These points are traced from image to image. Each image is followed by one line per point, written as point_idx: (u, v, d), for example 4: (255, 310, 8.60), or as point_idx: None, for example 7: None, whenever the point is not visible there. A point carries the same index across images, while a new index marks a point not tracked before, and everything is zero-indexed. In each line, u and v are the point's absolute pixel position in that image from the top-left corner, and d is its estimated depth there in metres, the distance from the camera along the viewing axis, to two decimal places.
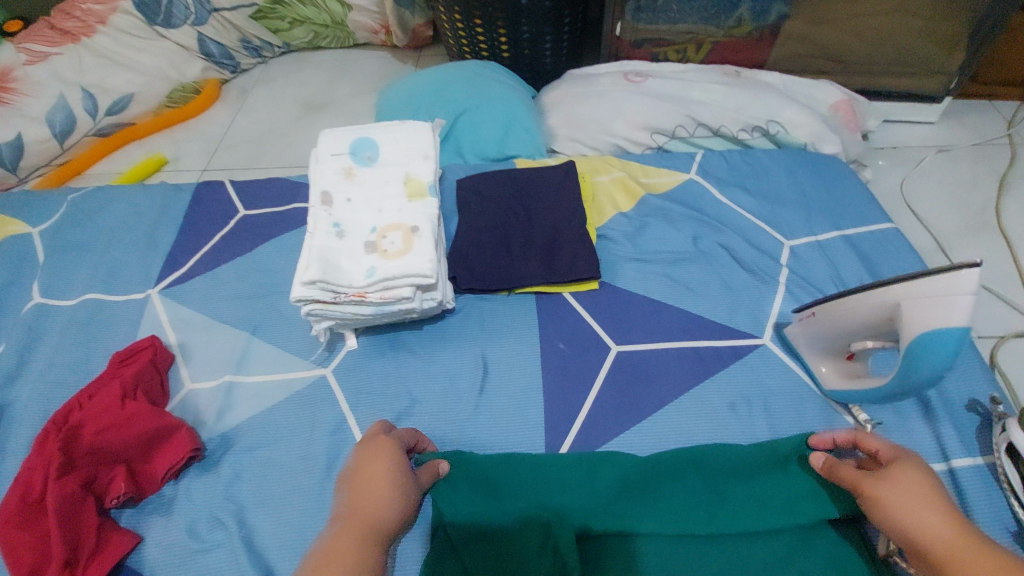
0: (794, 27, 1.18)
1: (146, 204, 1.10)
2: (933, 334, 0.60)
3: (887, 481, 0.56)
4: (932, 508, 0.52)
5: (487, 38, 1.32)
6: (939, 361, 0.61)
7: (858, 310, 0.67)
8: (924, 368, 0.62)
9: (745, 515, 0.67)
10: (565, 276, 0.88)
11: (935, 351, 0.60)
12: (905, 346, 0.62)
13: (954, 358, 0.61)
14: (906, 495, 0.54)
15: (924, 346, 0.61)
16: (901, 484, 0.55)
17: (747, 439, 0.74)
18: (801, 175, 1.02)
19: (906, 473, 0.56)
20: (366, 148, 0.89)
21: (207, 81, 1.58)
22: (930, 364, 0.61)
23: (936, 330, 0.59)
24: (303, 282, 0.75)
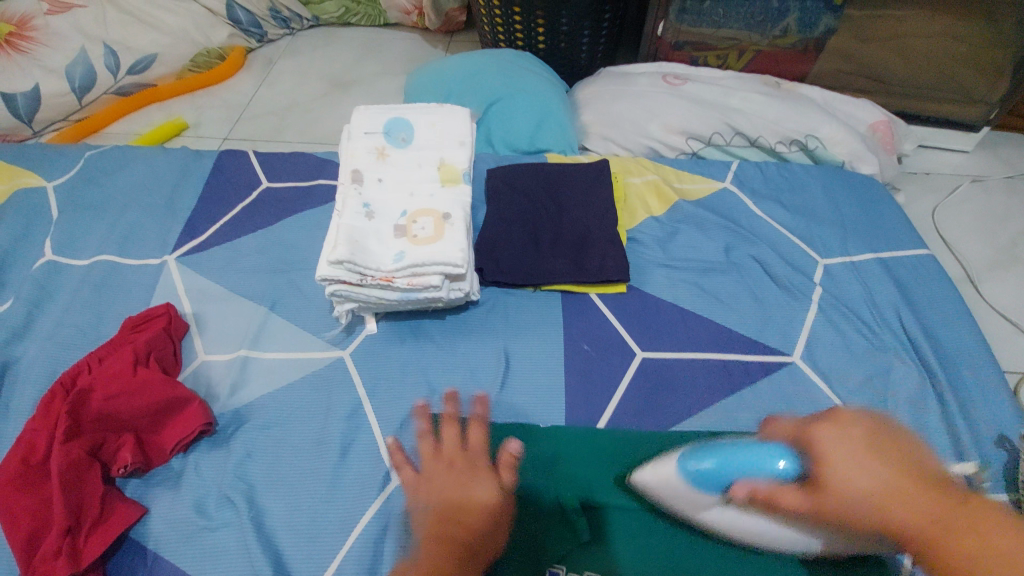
0: (838, 42, 1.16)
1: (165, 168, 1.08)
2: (693, 472, 0.65)
3: (827, 488, 0.60)
4: (887, 494, 0.59)
5: (524, 27, 1.29)
6: (715, 455, 0.65)
7: (747, 525, 0.64)
8: (742, 467, 0.63)
9: None
10: (594, 276, 0.86)
11: (705, 468, 0.64)
12: (705, 488, 0.64)
13: (712, 449, 0.66)
14: (853, 474, 0.60)
15: (696, 477, 0.65)
16: (857, 484, 0.59)
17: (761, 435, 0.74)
18: (837, 193, 1.00)
19: (834, 447, 0.63)
20: (400, 129, 0.86)
21: (232, 48, 1.55)
22: (716, 462, 0.64)
23: (676, 467, 0.66)
24: (330, 262, 0.73)
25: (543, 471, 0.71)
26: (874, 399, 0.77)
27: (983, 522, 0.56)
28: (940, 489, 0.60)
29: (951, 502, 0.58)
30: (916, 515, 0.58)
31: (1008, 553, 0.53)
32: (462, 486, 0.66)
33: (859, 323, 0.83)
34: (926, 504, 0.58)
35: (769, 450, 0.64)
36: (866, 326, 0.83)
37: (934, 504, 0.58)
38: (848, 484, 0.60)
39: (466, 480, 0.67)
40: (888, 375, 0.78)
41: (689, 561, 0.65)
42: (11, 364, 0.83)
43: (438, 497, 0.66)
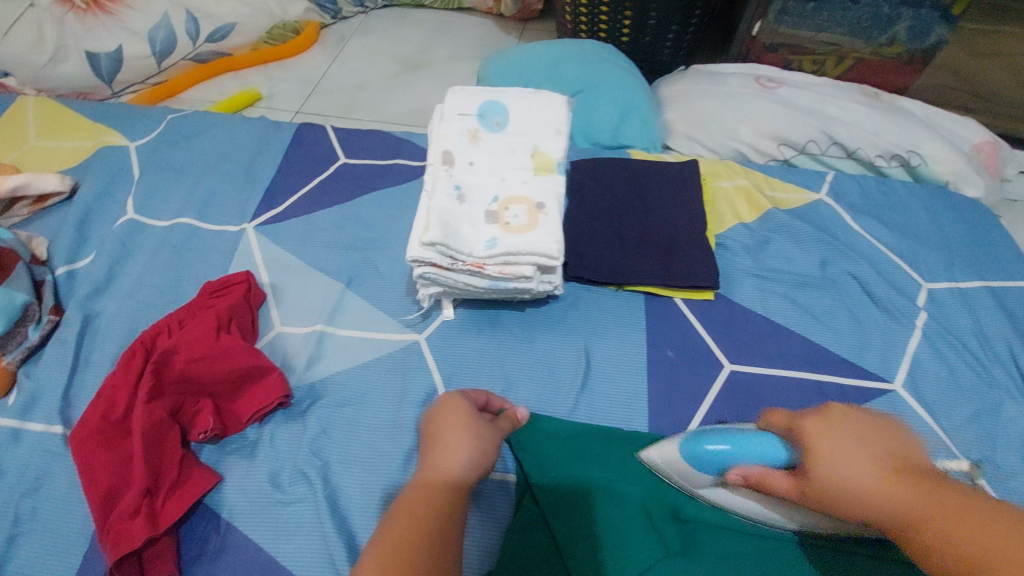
0: (947, 55, 1.10)
1: (245, 136, 1.07)
2: (690, 450, 0.58)
3: (818, 473, 0.49)
4: (881, 493, 0.46)
5: (609, 18, 1.25)
6: (723, 440, 0.56)
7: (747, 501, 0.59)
8: (747, 453, 0.54)
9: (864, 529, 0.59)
10: (683, 280, 0.82)
11: (705, 453, 0.57)
12: (699, 466, 0.58)
13: (725, 433, 0.57)
14: (835, 456, 0.49)
15: (698, 460, 0.57)
16: (845, 477, 0.48)
17: None
18: (941, 214, 0.94)
19: (834, 429, 0.51)
20: (495, 112, 0.83)
21: (307, 22, 1.54)
22: (724, 445, 0.56)
23: (682, 450, 0.59)
24: (421, 243, 0.71)
25: (628, 473, 0.67)
26: (983, 436, 0.72)
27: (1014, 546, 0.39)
28: (942, 488, 0.45)
29: (941, 499, 0.44)
30: (890, 506, 0.45)
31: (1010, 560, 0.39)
32: (442, 420, 0.62)
33: (966, 353, 0.78)
34: (913, 499, 0.45)
35: (768, 437, 0.54)
36: (974, 357, 0.78)
37: (923, 498, 0.44)
38: (834, 472, 0.48)
39: (446, 411, 0.62)
40: (999, 413, 0.73)
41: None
42: (92, 319, 0.83)
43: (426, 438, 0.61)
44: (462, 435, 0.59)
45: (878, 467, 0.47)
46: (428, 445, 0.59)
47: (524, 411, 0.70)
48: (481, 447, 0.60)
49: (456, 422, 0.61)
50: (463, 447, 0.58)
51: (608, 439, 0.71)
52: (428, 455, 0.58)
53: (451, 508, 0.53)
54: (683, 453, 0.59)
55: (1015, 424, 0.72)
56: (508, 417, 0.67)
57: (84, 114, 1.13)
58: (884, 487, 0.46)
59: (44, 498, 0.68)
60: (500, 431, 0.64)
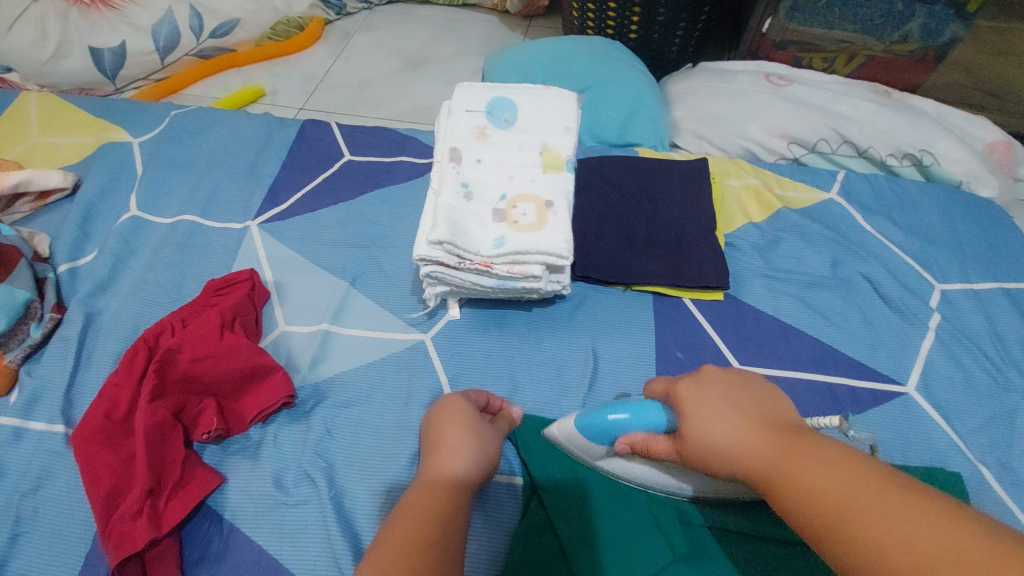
0: (961, 53, 1.07)
1: (248, 132, 1.06)
2: (587, 423, 0.59)
3: (687, 430, 0.51)
4: (745, 448, 0.47)
5: (617, 15, 1.24)
6: (618, 410, 0.58)
7: (640, 469, 0.63)
8: (632, 420, 0.56)
9: None
10: (693, 281, 0.81)
11: (599, 423, 0.58)
12: (594, 436, 0.60)
13: (619, 403, 0.59)
14: (700, 414, 0.51)
15: (595, 430, 0.59)
16: (712, 435, 0.49)
17: None
18: (955, 215, 0.93)
19: (705, 389, 0.52)
20: (503, 109, 0.82)
21: (311, 18, 1.53)
22: (619, 414, 0.57)
23: (578, 421, 0.61)
24: (428, 241, 0.70)
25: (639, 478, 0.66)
26: (999, 441, 0.70)
27: (852, 485, 0.40)
28: (797, 436, 0.46)
29: (793, 446, 0.45)
30: (745, 455, 0.47)
31: (847, 502, 0.39)
32: (444, 419, 0.61)
33: (981, 357, 0.76)
34: (766, 447, 0.46)
35: (654, 404, 0.56)
36: (990, 361, 0.76)
37: (775, 444, 0.46)
38: (699, 428, 0.50)
39: (446, 410, 0.62)
40: (1016, 418, 0.71)
41: None
42: (94, 317, 0.83)
43: (429, 439, 0.60)
44: (464, 434, 0.59)
45: (741, 422, 0.49)
46: (432, 446, 0.59)
47: (521, 411, 0.70)
48: (483, 446, 0.59)
49: (459, 421, 0.60)
50: (465, 447, 0.58)
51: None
52: (431, 455, 0.58)
53: (457, 504, 0.52)
54: (578, 426, 0.60)
55: None
56: (504, 417, 0.67)
57: (87, 110, 1.13)
58: (741, 438, 0.48)
59: (46, 497, 0.68)
60: (500, 432, 0.65)
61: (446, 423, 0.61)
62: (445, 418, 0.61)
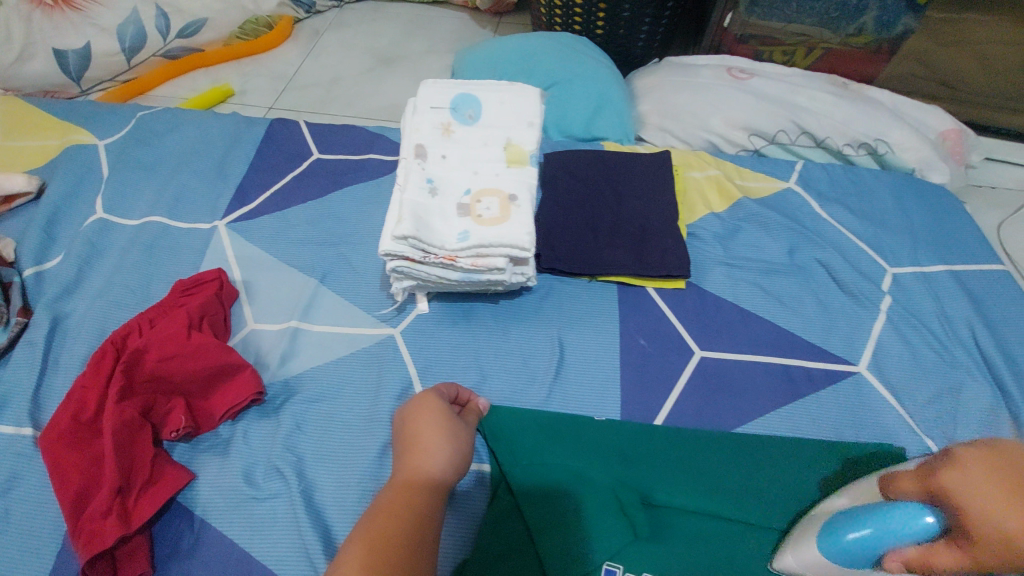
0: (915, 44, 1.10)
1: (216, 133, 1.06)
2: (834, 542, 0.54)
3: (985, 532, 0.48)
4: None
5: (584, 11, 1.26)
6: (863, 523, 0.53)
7: None
8: (896, 536, 0.51)
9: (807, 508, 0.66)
10: (655, 270, 0.84)
11: (847, 542, 0.53)
12: (847, 557, 0.53)
13: (858, 513, 0.54)
14: (985, 503, 0.49)
15: (842, 552, 0.54)
16: (1006, 523, 0.48)
17: (823, 435, 0.72)
18: (907, 201, 0.96)
19: (981, 474, 0.51)
20: (467, 105, 0.83)
21: (280, 17, 1.53)
22: (864, 530, 0.52)
23: (818, 545, 0.55)
24: (393, 236, 0.71)
25: (599, 462, 0.68)
26: (944, 415, 0.73)
27: None
28: None
29: None
30: None
31: None
32: (416, 412, 0.63)
33: (930, 336, 0.80)
34: None
35: (915, 505, 0.51)
36: (937, 340, 0.79)
37: None
38: (995, 518, 0.48)
39: (422, 405, 0.64)
40: (960, 393, 0.75)
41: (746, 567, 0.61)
42: (62, 320, 0.82)
43: (402, 433, 0.62)
44: (438, 429, 0.61)
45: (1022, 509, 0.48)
46: (408, 441, 0.60)
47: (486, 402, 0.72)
48: (456, 438, 0.61)
49: (434, 416, 0.62)
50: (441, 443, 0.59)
51: (581, 426, 0.72)
52: (408, 450, 0.59)
53: (430, 504, 0.53)
54: (822, 543, 0.55)
55: (975, 402, 0.74)
56: (473, 410, 0.69)
57: (51, 112, 1.11)
58: None
59: (14, 499, 0.68)
60: (470, 423, 0.66)
61: (422, 418, 0.62)
62: (418, 413, 0.62)
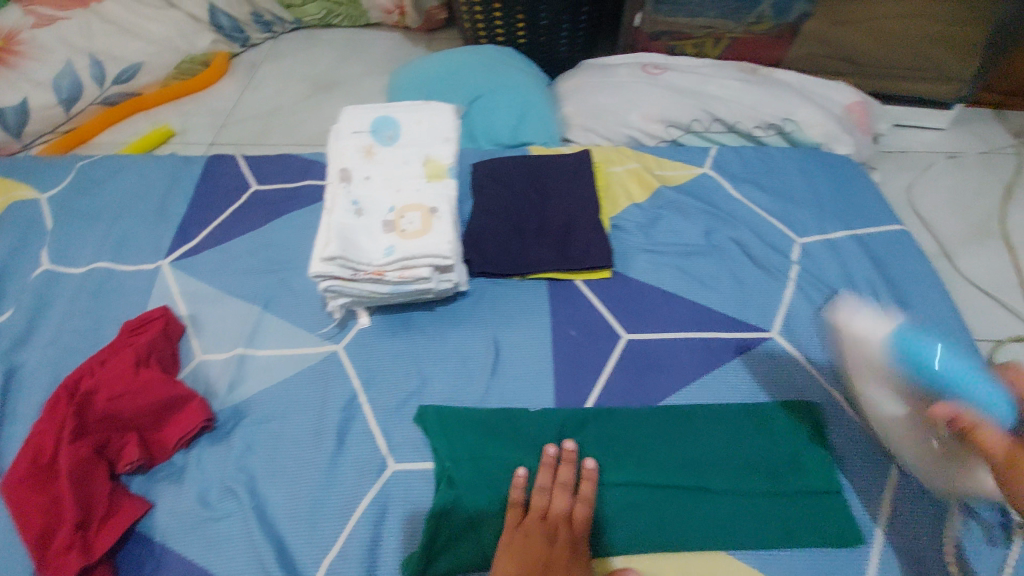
0: (813, 27, 1.16)
1: (157, 175, 1.09)
2: (915, 342, 0.66)
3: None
4: None
5: (504, 22, 1.32)
6: (952, 365, 0.63)
7: (892, 431, 0.71)
8: (973, 390, 0.62)
9: (725, 471, 0.72)
10: (579, 263, 0.89)
11: (925, 353, 0.65)
12: (907, 363, 0.66)
13: (953, 358, 0.64)
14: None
15: (911, 350, 0.66)
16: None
17: (739, 399, 0.78)
18: (814, 174, 1.03)
19: None
20: (387, 127, 0.88)
21: (216, 53, 1.56)
22: (948, 369, 0.63)
23: (892, 335, 0.68)
24: (322, 258, 0.75)
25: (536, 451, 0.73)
26: None
27: None
28: None
29: None
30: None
31: None
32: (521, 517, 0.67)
33: (835, 298, 0.86)
34: None
35: (1011, 403, 0.61)
36: (842, 301, 0.86)
37: None
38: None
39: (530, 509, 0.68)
40: None
41: (674, 533, 0.68)
42: (14, 372, 0.85)
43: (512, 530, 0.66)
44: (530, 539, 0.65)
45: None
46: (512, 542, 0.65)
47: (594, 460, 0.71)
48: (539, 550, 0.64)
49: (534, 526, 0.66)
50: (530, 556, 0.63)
51: (523, 417, 0.76)
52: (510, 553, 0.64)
53: None
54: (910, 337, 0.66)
55: None
56: (571, 466, 0.71)
57: None
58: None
59: None
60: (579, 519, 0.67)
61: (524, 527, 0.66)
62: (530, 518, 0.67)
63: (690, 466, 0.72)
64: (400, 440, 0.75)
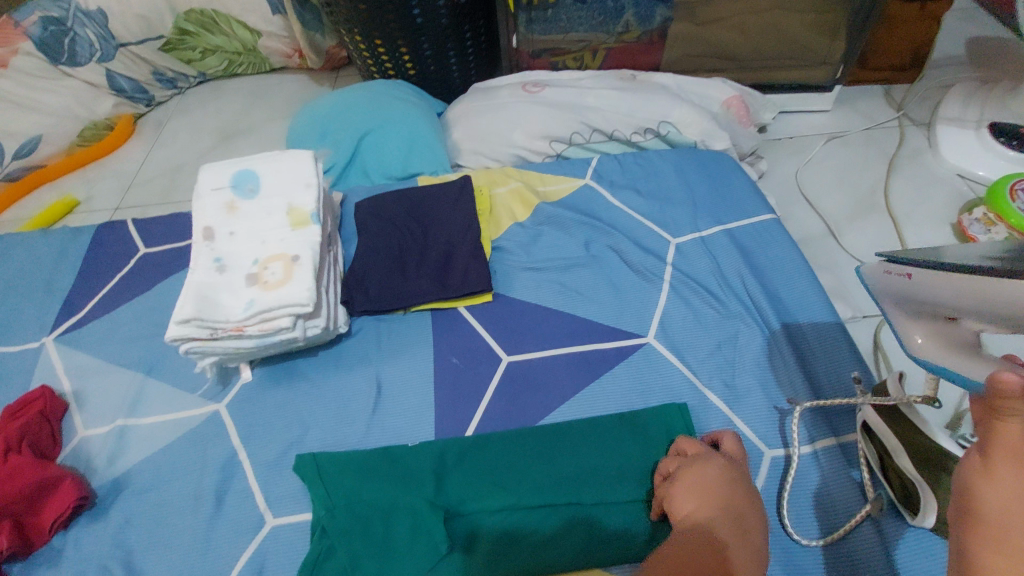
0: (681, 29, 1.20)
1: (45, 250, 1.09)
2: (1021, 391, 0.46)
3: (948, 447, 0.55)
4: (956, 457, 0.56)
5: (391, 57, 1.33)
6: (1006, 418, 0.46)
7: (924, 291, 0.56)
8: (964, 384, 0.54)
9: (604, 481, 0.71)
10: (457, 290, 0.89)
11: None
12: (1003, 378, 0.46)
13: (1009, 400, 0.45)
14: None
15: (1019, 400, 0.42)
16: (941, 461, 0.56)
17: (615, 408, 0.79)
18: (690, 173, 1.05)
19: None
20: (247, 180, 0.89)
21: (120, 116, 1.56)
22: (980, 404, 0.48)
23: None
24: (177, 321, 0.76)
25: (415, 486, 0.72)
26: (724, 364, 0.82)
27: None
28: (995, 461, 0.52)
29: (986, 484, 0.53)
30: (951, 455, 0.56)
31: None
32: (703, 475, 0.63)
33: (707, 294, 0.88)
34: None
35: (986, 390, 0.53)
36: (714, 296, 0.88)
37: None
38: None
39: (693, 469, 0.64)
40: (736, 340, 0.83)
41: (554, 553, 0.67)
42: None
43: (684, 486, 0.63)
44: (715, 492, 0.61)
45: None
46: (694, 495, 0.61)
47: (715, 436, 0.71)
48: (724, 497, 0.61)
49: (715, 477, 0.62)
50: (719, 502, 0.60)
51: (403, 455, 0.75)
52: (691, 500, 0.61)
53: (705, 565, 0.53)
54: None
55: (747, 347, 0.82)
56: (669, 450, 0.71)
57: None
58: None
59: None
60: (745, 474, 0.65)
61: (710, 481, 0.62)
62: (698, 478, 0.62)
63: (569, 482, 0.71)
64: (279, 493, 0.75)
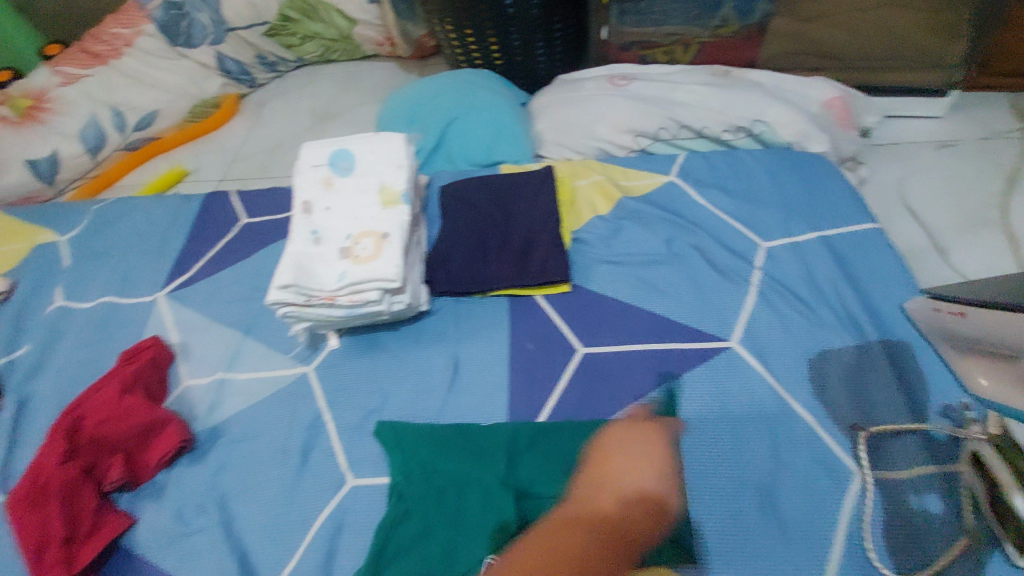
0: (781, 25, 1.15)
1: (160, 213, 1.19)
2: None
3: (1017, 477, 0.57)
4: None
5: (479, 46, 1.36)
6: None
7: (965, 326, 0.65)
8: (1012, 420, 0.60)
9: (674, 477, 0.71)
10: (536, 278, 0.90)
11: None
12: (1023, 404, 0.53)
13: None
14: None
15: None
16: None
17: (692, 409, 0.77)
18: (783, 175, 1.00)
19: None
20: (343, 159, 0.93)
21: (225, 96, 1.68)
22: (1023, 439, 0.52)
23: None
24: (278, 287, 0.81)
25: (486, 463, 0.74)
26: (812, 376, 0.78)
27: None
28: None
29: None
30: None
31: None
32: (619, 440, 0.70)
33: (797, 302, 0.84)
34: None
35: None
36: (805, 304, 0.84)
37: None
38: None
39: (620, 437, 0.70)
40: (827, 352, 0.79)
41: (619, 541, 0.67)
42: (27, 400, 0.94)
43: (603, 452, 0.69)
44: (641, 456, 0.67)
45: None
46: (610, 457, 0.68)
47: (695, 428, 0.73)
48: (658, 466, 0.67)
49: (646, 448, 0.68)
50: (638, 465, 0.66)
51: (476, 432, 0.78)
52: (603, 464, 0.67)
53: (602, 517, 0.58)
54: None
55: (839, 360, 0.78)
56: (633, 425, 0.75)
57: (23, 218, 1.26)
58: None
59: None
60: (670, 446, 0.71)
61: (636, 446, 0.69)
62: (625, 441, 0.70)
63: None
64: (358, 456, 0.79)
